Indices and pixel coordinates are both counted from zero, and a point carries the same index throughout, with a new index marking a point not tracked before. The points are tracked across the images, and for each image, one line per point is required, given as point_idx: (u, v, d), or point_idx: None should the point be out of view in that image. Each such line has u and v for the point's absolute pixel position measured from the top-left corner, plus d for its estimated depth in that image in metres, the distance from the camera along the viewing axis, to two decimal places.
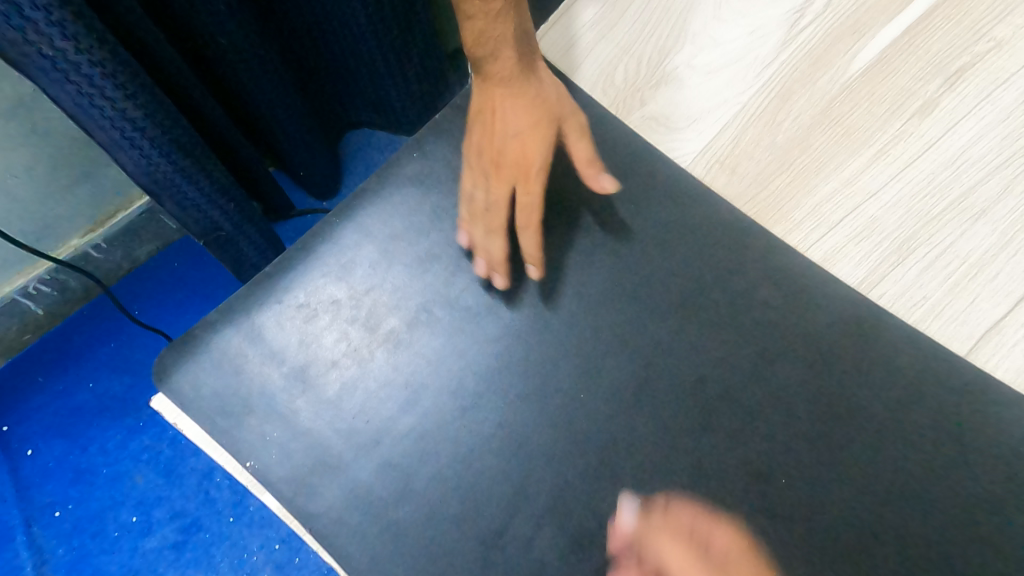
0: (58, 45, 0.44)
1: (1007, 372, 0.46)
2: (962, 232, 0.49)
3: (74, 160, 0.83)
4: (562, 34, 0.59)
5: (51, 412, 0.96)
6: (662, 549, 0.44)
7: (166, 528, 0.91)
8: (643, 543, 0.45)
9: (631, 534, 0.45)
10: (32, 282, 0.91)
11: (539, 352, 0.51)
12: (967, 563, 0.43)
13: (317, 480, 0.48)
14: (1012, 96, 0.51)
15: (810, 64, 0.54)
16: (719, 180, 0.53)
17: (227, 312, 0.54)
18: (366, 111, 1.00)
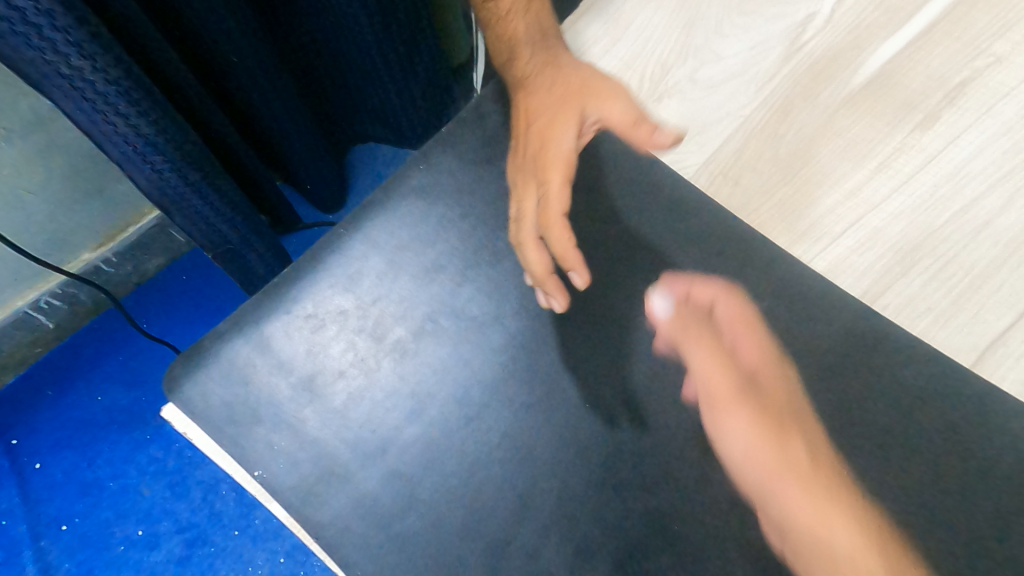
0: (75, 64, 0.45)
1: (1013, 384, 0.46)
2: (966, 244, 0.49)
3: (87, 175, 0.84)
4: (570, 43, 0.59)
5: (60, 426, 0.97)
6: (693, 347, 0.47)
7: (171, 541, 0.91)
8: (676, 337, 0.48)
9: (665, 325, 0.49)
10: (43, 296, 0.92)
11: (545, 363, 0.52)
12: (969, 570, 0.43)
13: (324, 490, 0.49)
14: (1013, 110, 0.51)
15: (812, 79, 0.54)
16: (723, 192, 0.54)
17: (238, 322, 0.54)
18: (371, 127, 1.01)
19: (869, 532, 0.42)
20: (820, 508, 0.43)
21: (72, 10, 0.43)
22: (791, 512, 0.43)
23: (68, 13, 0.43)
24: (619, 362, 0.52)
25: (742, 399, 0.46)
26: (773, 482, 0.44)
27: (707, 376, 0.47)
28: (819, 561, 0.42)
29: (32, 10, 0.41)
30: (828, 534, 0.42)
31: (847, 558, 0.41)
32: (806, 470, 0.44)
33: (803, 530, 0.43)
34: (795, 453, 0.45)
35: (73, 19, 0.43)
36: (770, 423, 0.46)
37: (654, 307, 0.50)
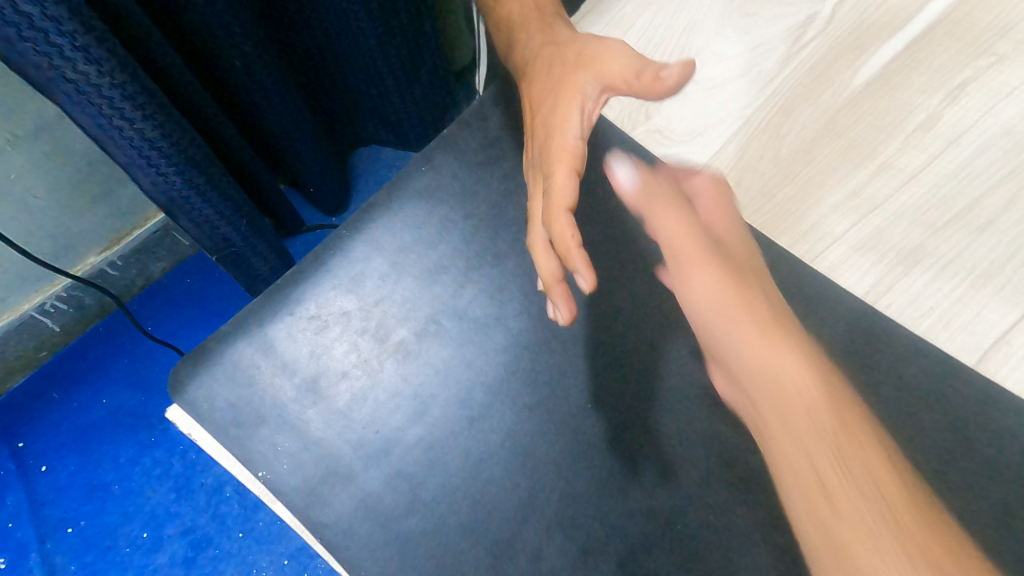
0: (81, 69, 0.46)
1: (1017, 384, 0.45)
2: (968, 244, 0.48)
3: (92, 179, 0.85)
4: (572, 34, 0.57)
5: (66, 428, 0.97)
6: (660, 214, 0.55)
7: (175, 544, 0.92)
8: (642, 210, 0.55)
9: (636, 192, 0.55)
10: (48, 299, 0.93)
11: (548, 364, 0.52)
12: None
13: (328, 491, 0.49)
14: (1015, 110, 0.50)
15: (813, 80, 0.54)
16: (725, 192, 0.53)
17: (242, 324, 0.54)
18: (374, 129, 1.01)
19: (822, 374, 0.46)
20: (766, 330, 0.48)
21: (79, 16, 0.44)
22: (744, 344, 0.48)
23: (76, 19, 0.43)
24: (621, 362, 0.52)
25: (709, 258, 0.52)
26: (725, 311, 0.49)
27: (676, 237, 0.54)
28: (770, 391, 0.45)
29: (39, 16, 0.41)
30: (781, 366, 0.46)
31: (792, 374, 0.45)
32: (756, 306, 0.49)
33: (755, 361, 0.47)
34: (751, 296, 0.49)
35: (80, 25, 0.44)
36: (719, 263, 0.51)
37: (619, 178, 0.56)
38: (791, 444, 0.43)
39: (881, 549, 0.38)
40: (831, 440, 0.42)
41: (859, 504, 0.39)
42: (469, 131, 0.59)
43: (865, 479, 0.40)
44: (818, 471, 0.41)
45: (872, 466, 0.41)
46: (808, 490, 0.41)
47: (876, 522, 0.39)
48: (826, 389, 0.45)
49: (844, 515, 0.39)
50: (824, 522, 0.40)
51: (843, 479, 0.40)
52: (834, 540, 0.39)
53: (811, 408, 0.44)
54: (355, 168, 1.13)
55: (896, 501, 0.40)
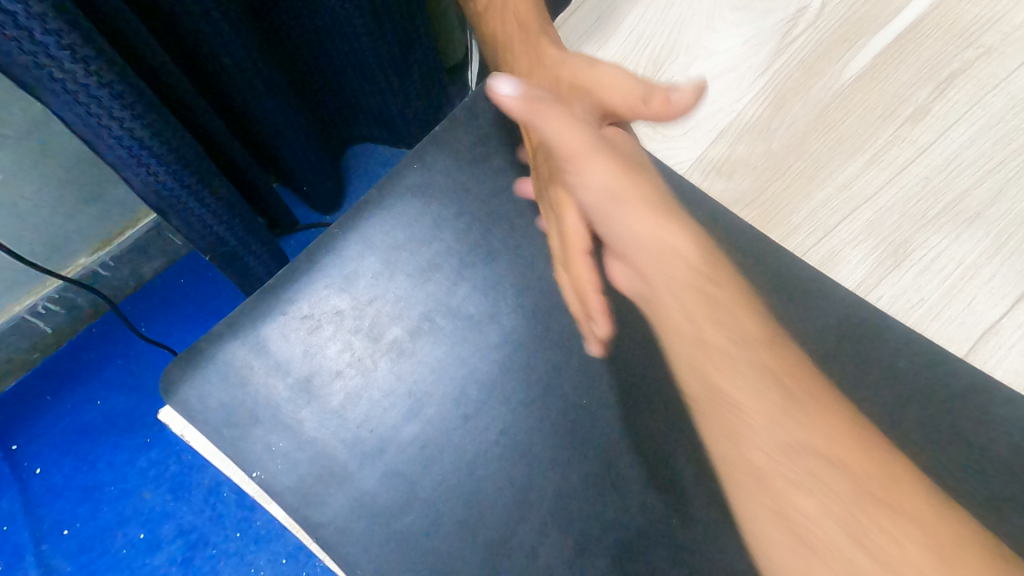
0: (68, 68, 0.45)
1: (1006, 372, 0.46)
2: (958, 234, 0.48)
3: (82, 180, 0.84)
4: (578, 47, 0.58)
5: (60, 430, 0.97)
6: (587, 162, 0.53)
7: (173, 544, 0.92)
8: (566, 152, 0.54)
9: (559, 135, 0.53)
10: (40, 301, 0.92)
11: (543, 361, 0.52)
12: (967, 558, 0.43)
13: (322, 490, 0.49)
14: (1001, 102, 0.51)
15: (803, 73, 0.54)
16: (715, 186, 0.54)
17: (235, 324, 0.54)
18: (367, 127, 1.01)
19: (703, 245, 0.50)
20: (658, 219, 0.51)
21: (64, 14, 0.43)
22: (640, 229, 0.51)
23: (61, 17, 0.43)
24: (616, 358, 0.52)
25: (592, 150, 0.53)
26: (628, 215, 0.52)
27: (602, 182, 0.53)
28: (661, 267, 0.49)
29: (24, 14, 0.41)
30: (664, 236, 0.50)
31: (676, 247, 0.50)
32: (651, 193, 0.52)
33: (646, 236, 0.50)
34: (644, 189, 0.53)
35: (66, 23, 0.43)
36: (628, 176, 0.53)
37: (547, 125, 0.52)
38: (680, 315, 0.47)
39: (773, 425, 0.42)
40: (712, 306, 0.47)
41: (732, 362, 0.45)
42: (460, 129, 0.59)
43: (742, 344, 0.45)
44: (701, 334, 0.46)
45: (748, 331, 0.46)
46: (695, 347, 0.46)
47: (760, 400, 0.43)
48: (699, 250, 0.50)
49: (726, 373, 0.44)
50: (707, 375, 0.45)
51: (723, 341, 0.45)
52: (722, 405, 0.44)
53: (694, 281, 0.48)
54: (349, 166, 1.13)
55: (776, 371, 0.44)
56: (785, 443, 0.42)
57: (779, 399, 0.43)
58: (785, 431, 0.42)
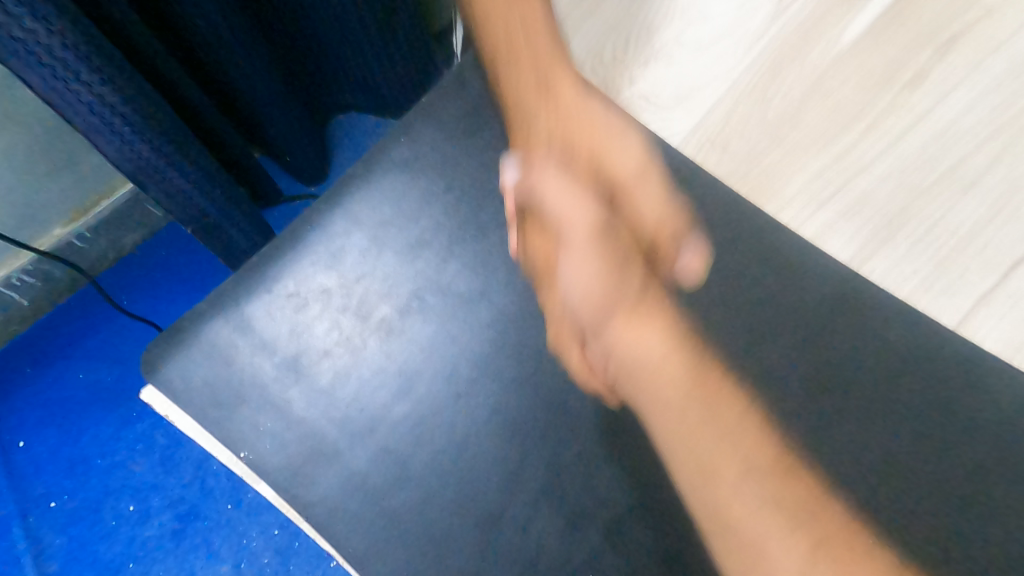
0: (29, 27, 0.43)
1: (996, 343, 0.44)
2: (952, 205, 0.45)
3: (54, 147, 0.81)
4: (613, 110, 0.53)
5: (42, 403, 0.95)
6: (576, 251, 0.50)
7: (163, 515, 0.91)
8: (562, 229, 0.51)
9: (560, 212, 0.51)
10: (14, 273, 0.90)
11: (534, 339, 0.52)
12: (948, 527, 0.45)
13: (313, 469, 0.49)
14: (1003, 66, 0.46)
15: (799, 39, 0.49)
16: (710, 159, 0.50)
17: (218, 302, 0.52)
18: (351, 95, 0.98)
19: (689, 352, 0.46)
20: (639, 330, 0.47)
21: None
22: (618, 339, 0.47)
23: None
24: None
25: (593, 241, 0.50)
26: (608, 322, 0.48)
27: (587, 279, 0.49)
28: (648, 374, 0.46)
29: None
30: (643, 344, 0.46)
31: (658, 364, 0.46)
32: (636, 296, 0.48)
33: (625, 347, 0.47)
34: (628, 283, 0.49)
35: None
36: (613, 271, 0.49)
37: (547, 193, 0.52)
38: (675, 430, 0.44)
39: (807, 570, 0.38)
40: (714, 426, 0.43)
41: (745, 489, 0.41)
42: (449, 99, 0.57)
43: (752, 472, 0.42)
44: (704, 458, 0.42)
45: (759, 458, 0.42)
46: (699, 472, 0.42)
47: (786, 545, 0.39)
48: (685, 362, 0.46)
49: (734, 500, 0.41)
50: (715, 499, 0.41)
51: (732, 467, 0.42)
52: (742, 538, 0.40)
53: (682, 403, 0.44)
54: (334, 137, 1.10)
55: (799, 507, 0.40)
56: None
57: (806, 542, 0.39)
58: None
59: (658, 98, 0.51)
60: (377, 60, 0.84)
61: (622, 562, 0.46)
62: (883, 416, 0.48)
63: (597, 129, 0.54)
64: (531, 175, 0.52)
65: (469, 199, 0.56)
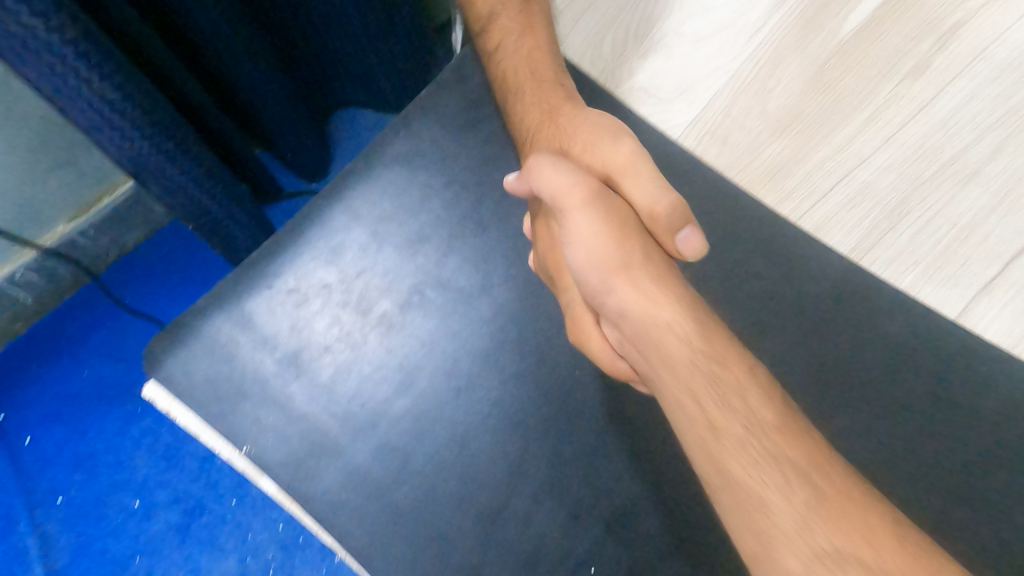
0: (27, 24, 0.42)
1: (997, 334, 0.44)
2: (954, 195, 0.45)
3: (55, 145, 0.81)
4: (602, 115, 0.52)
5: (48, 401, 0.96)
6: (570, 216, 0.47)
7: (169, 511, 0.92)
8: (557, 203, 0.48)
9: (553, 191, 0.47)
10: (18, 271, 0.90)
11: (535, 332, 0.52)
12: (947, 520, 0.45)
13: (315, 464, 0.49)
14: (1004, 54, 0.45)
15: (801, 29, 0.49)
16: (710, 151, 0.50)
17: (219, 298, 0.53)
18: (352, 90, 0.98)
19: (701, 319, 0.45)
20: (647, 290, 0.46)
21: None
22: (625, 301, 0.46)
23: None
24: None
25: (588, 206, 0.47)
26: (613, 283, 0.46)
27: (585, 240, 0.47)
28: (656, 346, 0.44)
29: None
30: (651, 307, 0.45)
31: (668, 322, 0.44)
32: (641, 258, 0.47)
33: (634, 309, 0.45)
34: (630, 250, 0.47)
35: None
36: (609, 235, 0.47)
37: (542, 177, 0.47)
38: (681, 391, 0.43)
39: (804, 529, 0.38)
40: (716, 386, 0.43)
41: (748, 448, 0.41)
42: (448, 93, 0.57)
43: (755, 430, 0.41)
44: (709, 417, 0.42)
45: (762, 415, 0.42)
46: (707, 435, 0.42)
47: (786, 500, 0.39)
48: (693, 321, 0.45)
49: (739, 459, 0.40)
50: (716, 458, 0.41)
51: (735, 426, 0.41)
52: (743, 496, 0.39)
53: (692, 359, 0.43)
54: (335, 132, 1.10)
55: (801, 464, 0.40)
56: (818, 551, 0.37)
57: (807, 497, 0.39)
58: (820, 538, 0.37)
59: (656, 91, 0.52)
60: (375, 54, 0.84)
61: (623, 555, 0.46)
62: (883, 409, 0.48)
63: (589, 129, 0.52)
64: (525, 159, 0.48)
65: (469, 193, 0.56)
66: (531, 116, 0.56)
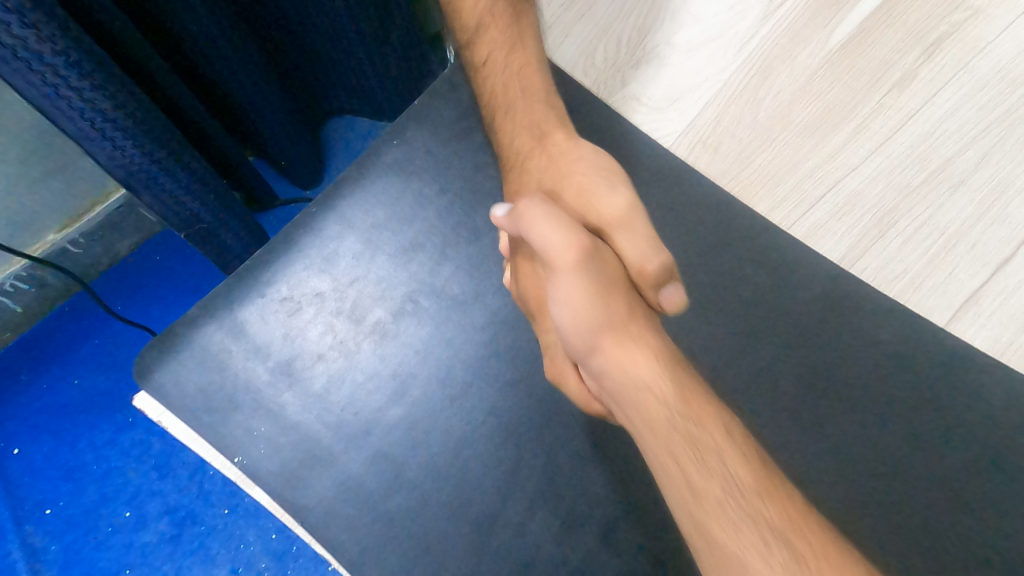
0: (17, 33, 0.42)
1: (986, 341, 0.45)
2: (941, 204, 0.46)
3: (46, 153, 0.81)
4: (600, 154, 0.52)
5: (37, 411, 0.95)
6: (561, 276, 0.44)
7: (159, 522, 0.91)
8: (548, 259, 0.45)
9: (543, 244, 0.45)
10: (8, 279, 0.89)
11: (528, 340, 0.52)
12: (936, 523, 0.46)
13: (307, 473, 0.49)
14: (989, 66, 0.46)
15: (790, 39, 0.49)
16: (702, 160, 0.50)
17: (211, 307, 0.52)
18: (346, 98, 0.98)
19: (679, 377, 0.44)
20: (632, 352, 0.44)
21: None
22: (609, 361, 0.45)
23: None
24: None
25: (578, 264, 0.44)
26: (598, 345, 0.45)
27: (573, 304, 0.44)
28: (634, 403, 0.43)
29: None
30: (635, 369, 0.44)
31: (648, 384, 0.43)
32: (626, 318, 0.46)
33: (618, 371, 0.44)
34: (615, 309, 0.45)
35: None
36: (598, 300, 0.45)
37: (537, 231, 0.45)
38: (664, 456, 0.41)
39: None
40: (693, 447, 0.41)
41: (726, 509, 0.39)
42: (441, 102, 0.58)
43: (734, 491, 0.39)
44: (688, 479, 0.40)
45: (740, 476, 0.40)
46: (686, 494, 0.40)
47: (768, 566, 0.36)
48: (673, 383, 0.44)
49: (719, 520, 0.38)
50: (698, 520, 0.39)
51: (713, 488, 0.39)
52: (722, 559, 0.37)
53: (670, 423, 0.42)
54: (329, 140, 1.10)
55: (782, 530, 0.38)
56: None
57: (785, 560, 0.36)
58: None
59: (648, 101, 0.51)
60: (368, 62, 0.84)
61: (617, 563, 0.46)
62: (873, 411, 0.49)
63: (586, 172, 0.51)
64: (519, 206, 0.45)
65: (463, 202, 0.56)
66: (521, 142, 0.55)
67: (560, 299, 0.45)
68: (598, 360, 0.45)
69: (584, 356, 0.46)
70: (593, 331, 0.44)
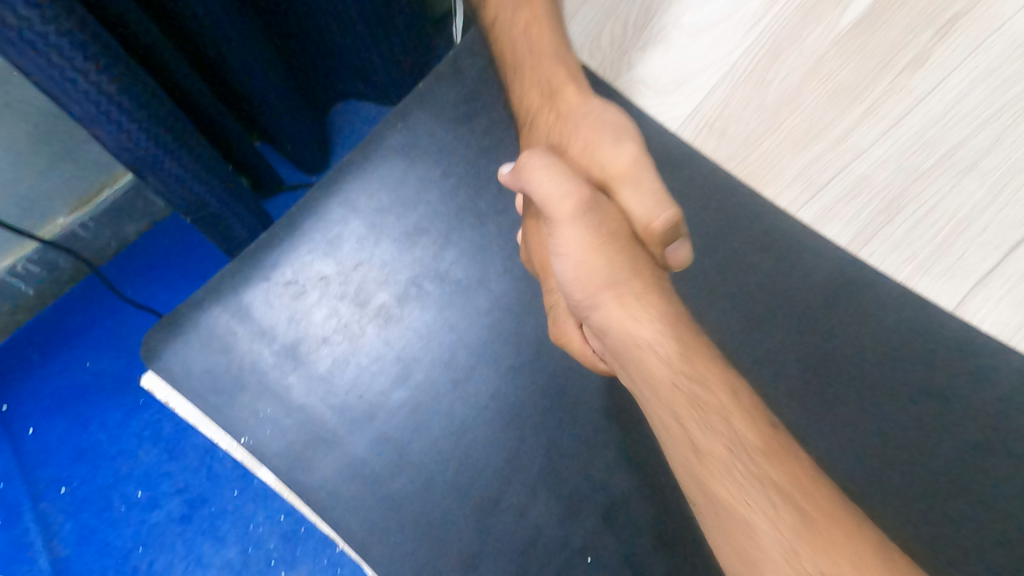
0: (23, 14, 0.42)
1: (993, 325, 0.43)
2: (950, 187, 0.44)
3: (55, 137, 0.81)
4: (608, 110, 0.51)
5: (50, 392, 0.96)
6: (562, 226, 0.46)
7: (171, 501, 0.93)
8: (547, 211, 0.46)
9: (544, 195, 0.46)
10: (19, 262, 0.90)
11: (533, 326, 0.52)
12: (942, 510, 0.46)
13: (313, 455, 0.50)
14: (1004, 45, 0.44)
15: (799, 20, 0.47)
16: (708, 144, 0.48)
17: (216, 290, 0.53)
18: (352, 82, 0.98)
19: (671, 330, 0.45)
20: (632, 309, 0.46)
21: None
22: (609, 317, 0.46)
23: None
24: None
25: (579, 213, 0.46)
26: (598, 301, 0.47)
27: (573, 255, 0.46)
28: (634, 365, 0.45)
29: None
30: (634, 328, 0.46)
31: (649, 343, 0.45)
32: (630, 274, 0.47)
33: (618, 328, 0.46)
34: (617, 266, 0.47)
35: None
36: (599, 250, 0.47)
37: (535, 180, 0.46)
38: (667, 415, 0.43)
39: (792, 555, 0.37)
40: (701, 410, 0.43)
41: (733, 474, 0.41)
42: (445, 86, 0.57)
43: (741, 453, 0.41)
44: (695, 441, 0.42)
45: (747, 437, 0.41)
46: (689, 454, 0.42)
47: (773, 527, 0.38)
48: (676, 341, 0.45)
49: (723, 482, 0.41)
50: (702, 481, 0.41)
51: (719, 450, 0.41)
52: (727, 517, 0.40)
53: (674, 381, 0.44)
54: (336, 124, 1.10)
55: (786, 489, 0.39)
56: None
57: (792, 521, 0.38)
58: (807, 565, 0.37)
59: (653, 87, 0.50)
60: (373, 45, 0.83)
61: (618, 545, 0.47)
62: (876, 398, 0.49)
63: (592, 126, 0.51)
64: (520, 157, 0.47)
65: (470, 186, 0.56)
66: (531, 100, 0.55)
67: (569, 254, 0.46)
68: (610, 320, 0.46)
69: (592, 309, 0.47)
70: (600, 288, 0.47)
